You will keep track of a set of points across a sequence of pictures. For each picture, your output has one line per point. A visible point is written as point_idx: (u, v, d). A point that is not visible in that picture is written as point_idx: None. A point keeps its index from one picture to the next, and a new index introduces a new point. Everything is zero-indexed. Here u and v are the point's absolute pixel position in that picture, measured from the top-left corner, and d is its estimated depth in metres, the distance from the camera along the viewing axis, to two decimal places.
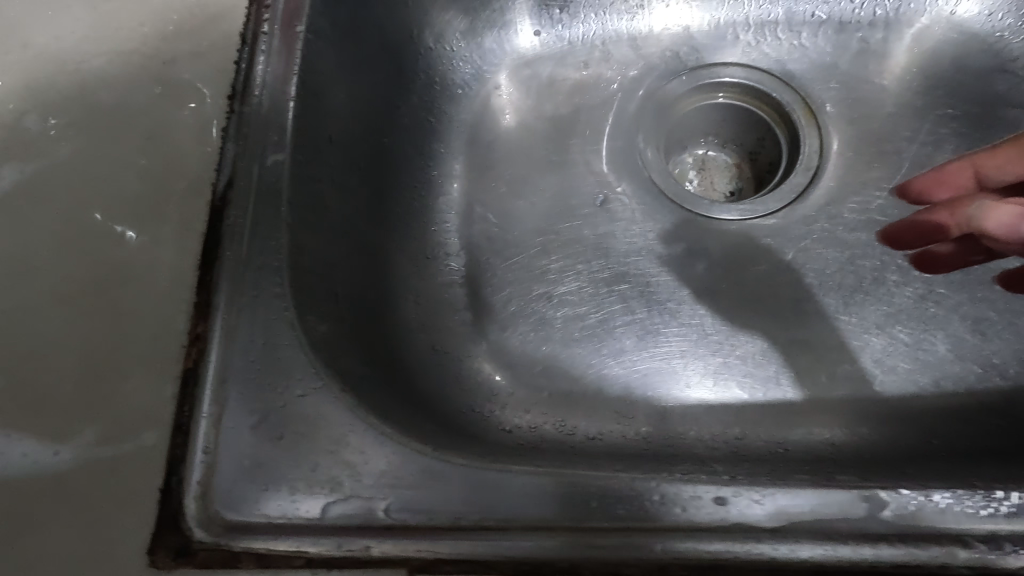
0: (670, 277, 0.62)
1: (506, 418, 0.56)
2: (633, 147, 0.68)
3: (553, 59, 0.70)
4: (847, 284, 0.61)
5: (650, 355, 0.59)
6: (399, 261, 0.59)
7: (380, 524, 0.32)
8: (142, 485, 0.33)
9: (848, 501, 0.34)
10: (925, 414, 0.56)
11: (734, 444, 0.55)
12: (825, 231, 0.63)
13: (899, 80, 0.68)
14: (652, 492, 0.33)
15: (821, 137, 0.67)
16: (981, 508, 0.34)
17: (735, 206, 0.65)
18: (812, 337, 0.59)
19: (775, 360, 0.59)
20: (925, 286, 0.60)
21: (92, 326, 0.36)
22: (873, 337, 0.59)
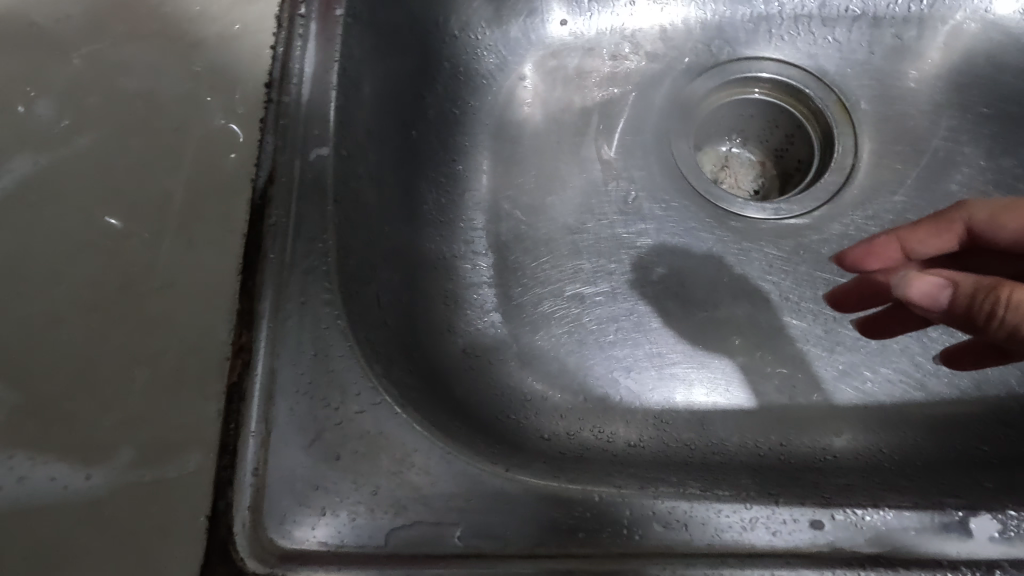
0: (704, 278, 0.60)
1: (543, 425, 0.54)
2: (664, 140, 0.66)
3: (580, 50, 0.68)
4: None
5: (688, 359, 0.57)
6: (427, 260, 0.56)
7: (451, 552, 0.31)
8: (188, 512, 0.30)
9: (950, 523, 0.32)
10: (975, 420, 0.54)
11: (778, 451, 0.54)
12: (860, 231, 0.62)
13: (934, 78, 0.66)
14: (740, 517, 0.32)
15: (855, 136, 0.66)
16: None
17: (768, 207, 0.64)
18: (849, 341, 0.58)
19: (811, 363, 0.57)
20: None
21: (120, 336, 0.34)
22: (911, 340, 0.58)
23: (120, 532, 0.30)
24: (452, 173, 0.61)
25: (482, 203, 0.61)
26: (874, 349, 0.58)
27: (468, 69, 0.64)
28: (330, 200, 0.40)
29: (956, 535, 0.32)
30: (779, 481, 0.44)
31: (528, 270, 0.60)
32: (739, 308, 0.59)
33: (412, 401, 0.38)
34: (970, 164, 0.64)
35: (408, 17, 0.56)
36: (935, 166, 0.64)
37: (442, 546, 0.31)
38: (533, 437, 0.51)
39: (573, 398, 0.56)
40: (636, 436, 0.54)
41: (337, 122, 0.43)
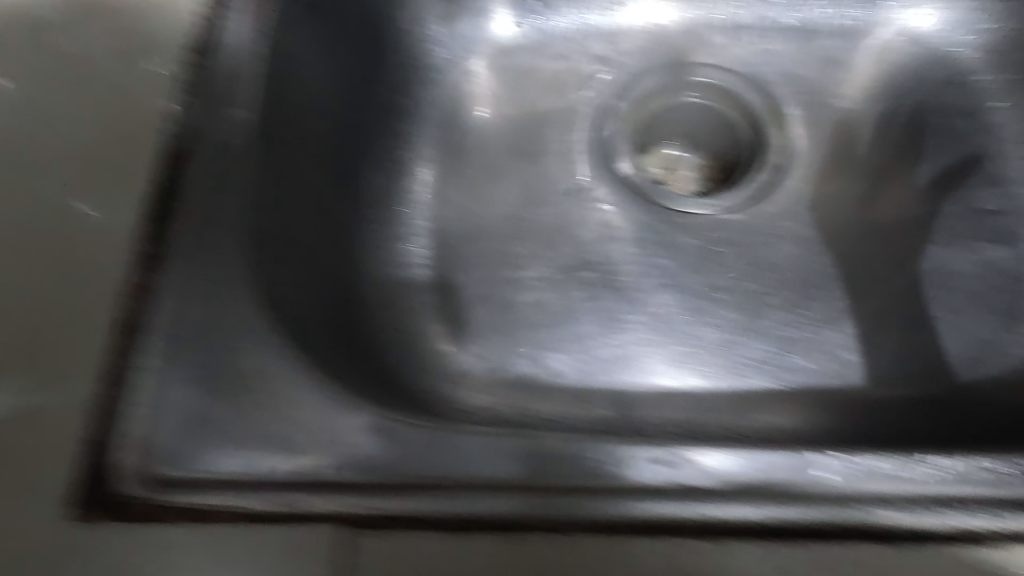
0: (637, 268, 0.63)
1: (468, 398, 0.56)
2: (596, 137, 0.68)
3: (529, 49, 0.71)
4: (804, 281, 0.63)
5: (602, 345, 0.59)
6: (360, 241, 0.59)
7: (298, 511, 0.34)
8: (66, 435, 0.34)
9: (781, 462, 0.38)
10: (888, 407, 0.57)
11: (691, 430, 0.56)
12: (780, 228, 0.65)
13: (865, 89, 0.70)
14: (593, 454, 0.37)
15: (788, 139, 0.69)
16: (906, 470, 0.38)
17: (694, 202, 0.66)
18: (768, 331, 0.61)
19: (729, 351, 0.60)
20: (886, 287, 0.61)
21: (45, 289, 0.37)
22: (829, 332, 0.60)
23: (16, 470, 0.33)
24: (392, 161, 0.63)
25: (422, 191, 0.64)
26: (789, 342, 0.60)
27: (410, 61, 0.66)
28: (251, 163, 0.43)
29: (794, 475, 0.37)
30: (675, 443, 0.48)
31: (460, 256, 0.62)
32: (664, 298, 0.62)
33: (305, 349, 0.40)
34: (890, 168, 0.66)
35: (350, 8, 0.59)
36: (858, 169, 0.67)
37: (281, 470, 0.35)
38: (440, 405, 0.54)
39: (493, 378, 0.58)
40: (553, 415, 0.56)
41: (261, 93, 0.46)
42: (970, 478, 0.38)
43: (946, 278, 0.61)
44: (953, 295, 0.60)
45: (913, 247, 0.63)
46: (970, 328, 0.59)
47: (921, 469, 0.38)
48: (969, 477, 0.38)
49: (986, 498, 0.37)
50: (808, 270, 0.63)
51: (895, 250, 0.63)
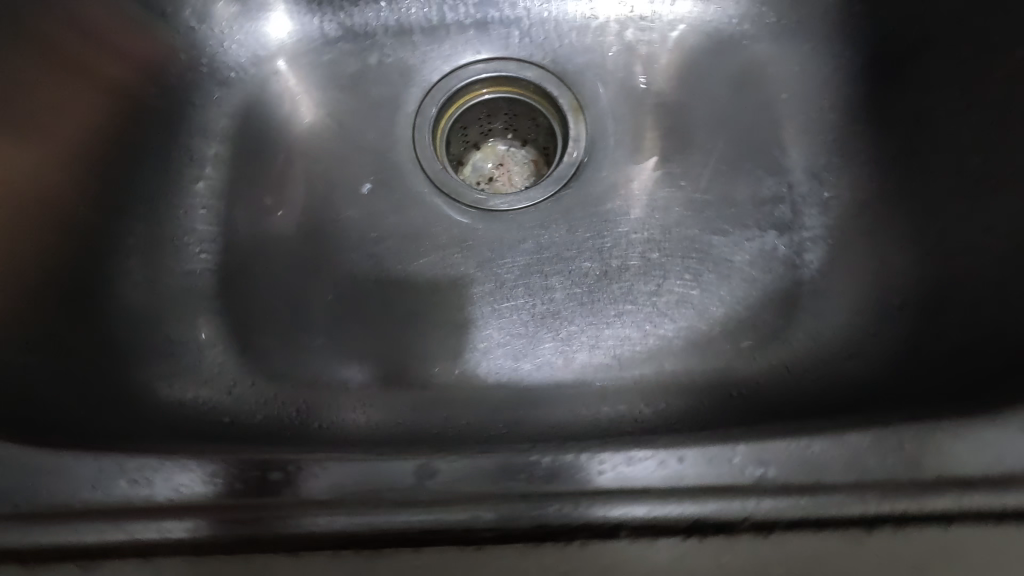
0: (541, 262, 0.55)
1: (337, 413, 0.49)
2: (410, 143, 0.58)
3: (327, 50, 0.60)
4: (672, 261, 0.54)
5: (393, 367, 0.51)
6: (129, 243, 0.52)
7: (54, 509, 0.33)
8: None
9: (724, 459, 0.33)
10: (775, 392, 0.48)
11: (638, 421, 0.48)
12: (647, 222, 0.56)
13: (682, 65, 0.59)
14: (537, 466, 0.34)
15: (634, 120, 0.58)
16: (815, 448, 0.32)
17: (518, 205, 0.57)
18: (632, 323, 0.53)
19: (640, 337, 0.52)
20: (784, 266, 0.53)
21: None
22: (709, 309, 0.53)
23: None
24: (180, 166, 0.55)
25: (209, 189, 0.55)
26: (637, 331, 0.52)
27: (230, 88, 0.58)
28: None
29: (586, 474, 0.34)
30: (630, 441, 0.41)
31: (263, 260, 0.54)
32: (542, 284, 0.54)
33: (18, 391, 0.40)
34: (835, 130, 0.55)
35: (178, 51, 0.57)
36: (714, 153, 0.56)
37: (27, 501, 0.33)
38: (261, 445, 0.44)
39: (368, 385, 0.51)
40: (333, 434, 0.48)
41: None
42: (770, 459, 0.32)
43: (861, 256, 0.51)
44: (857, 256, 0.51)
45: (807, 226, 0.53)
46: (882, 301, 0.49)
47: (826, 448, 0.32)
48: (776, 455, 0.32)
49: (786, 483, 0.31)
50: (719, 254, 0.54)
51: (767, 225, 0.54)
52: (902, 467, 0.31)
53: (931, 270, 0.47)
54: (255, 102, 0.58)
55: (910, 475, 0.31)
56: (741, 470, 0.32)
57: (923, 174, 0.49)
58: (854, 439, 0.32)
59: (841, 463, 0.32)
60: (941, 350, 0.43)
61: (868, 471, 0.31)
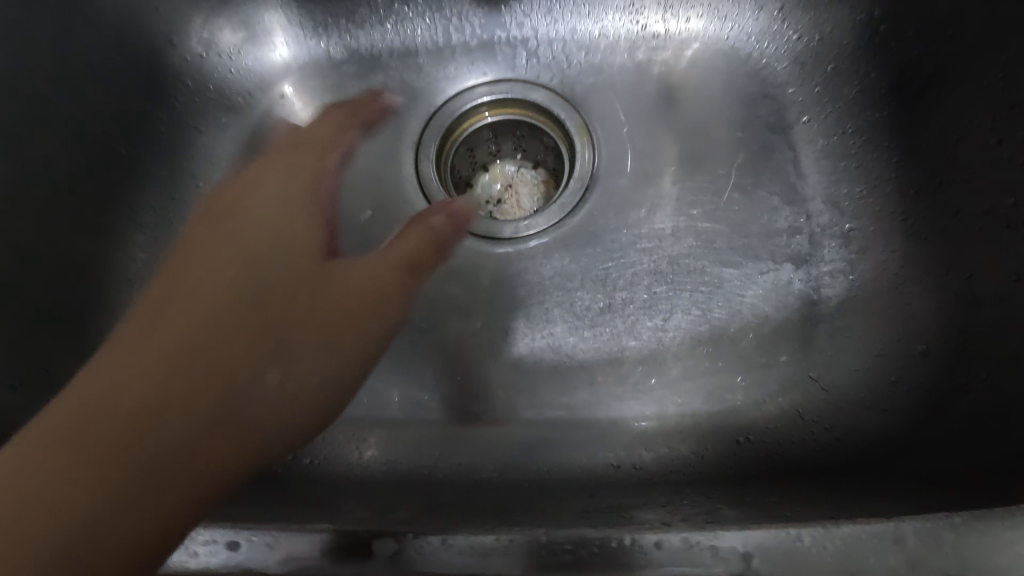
0: (576, 297, 0.53)
1: (355, 454, 0.49)
2: (415, 166, 0.57)
3: (327, 75, 0.59)
4: (681, 298, 0.52)
5: (393, 401, 0.50)
6: (131, 271, 0.53)
7: None
8: None
9: (806, 545, 0.28)
10: (785, 443, 0.46)
11: (651, 471, 0.46)
12: (654, 252, 0.53)
13: (696, 88, 0.56)
14: (593, 542, 0.30)
15: (641, 144, 0.56)
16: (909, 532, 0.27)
17: (529, 232, 0.55)
18: (638, 362, 0.50)
19: (651, 379, 0.50)
20: (800, 304, 0.50)
21: (206, 421, 0.33)
22: (720, 351, 0.50)
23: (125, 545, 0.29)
24: (186, 192, 0.56)
25: None
26: (639, 368, 0.50)
27: (239, 116, 0.59)
28: None
29: (642, 557, 0.29)
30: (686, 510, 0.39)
31: None
32: (543, 316, 0.53)
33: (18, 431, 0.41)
34: (857, 158, 0.52)
35: (185, 76, 0.57)
36: (727, 181, 0.54)
37: None
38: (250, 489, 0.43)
39: (396, 427, 0.50)
40: (326, 472, 0.47)
41: None
42: (755, 550, 0.28)
43: (884, 296, 0.48)
44: (878, 296, 0.48)
45: (825, 261, 0.50)
46: (904, 347, 0.46)
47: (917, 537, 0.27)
48: (763, 547, 0.28)
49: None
50: (731, 288, 0.51)
51: (783, 258, 0.51)
52: (903, 561, 0.27)
53: (958, 320, 0.44)
54: (260, 127, 0.58)
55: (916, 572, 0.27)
56: (722, 557, 0.28)
57: (949, 211, 0.45)
58: (850, 529, 0.28)
59: (837, 556, 0.27)
60: (962, 413, 0.41)
61: (867, 567, 0.27)
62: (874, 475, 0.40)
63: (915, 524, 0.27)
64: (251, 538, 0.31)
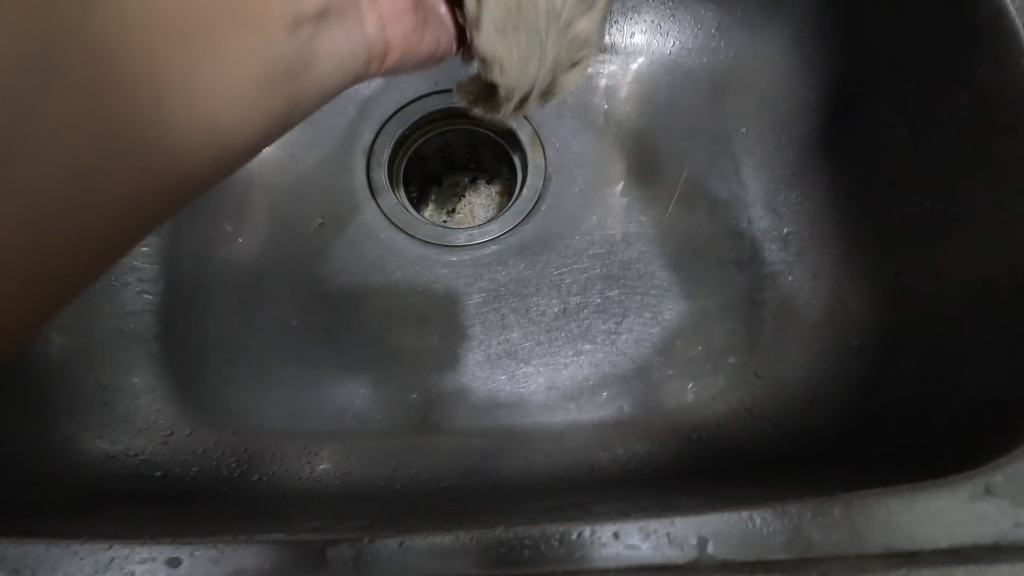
0: (530, 301, 0.53)
1: (305, 466, 0.47)
2: (365, 177, 0.57)
3: None
4: (632, 301, 0.53)
5: (351, 412, 0.50)
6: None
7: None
8: None
9: (760, 531, 0.28)
10: (734, 439, 0.47)
11: (607, 468, 0.46)
12: (607, 257, 0.54)
13: (643, 98, 0.58)
14: (547, 536, 0.29)
15: (591, 153, 0.57)
16: (850, 513, 0.28)
17: (484, 239, 0.55)
18: (591, 365, 0.51)
19: (605, 378, 0.51)
20: (745, 304, 0.52)
21: (142, 105, 0.32)
22: (671, 351, 0.51)
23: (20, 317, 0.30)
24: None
25: None
26: (595, 370, 0.51)
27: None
28: None
29: (600, 552, 0.29)
30: (640, 500, 0.39)
31: (203, 304, 0.52)
32: (499, 322, 0.53)
33: None
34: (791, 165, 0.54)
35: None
36: (671, 188, 0.56)
37: None
38: (174, 509, 0.41)
39: (349, 437, 0.49)
40: (277, 487, 0.46)
41: None
42: (711, 536, 0.28)
43: (822, 294, 0.50)
44: (818, 294, 0.50)
45: (768, 263, 0.52)
46: (842, 341, 0.48)
47: (856, 517, 0.28)
48: (717, 531, 0.28)
49: (725, 560, 0.28)
50: (679, 292, 0.53)
51: (728, 260, 0.53)
52: (840, 536, 0.28)
53: (891, 313, 0.46)
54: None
55: (853, 546, 0.28)
56: (680, 545, 0.29)
57: (880, 212, 0.48)
58: (800, 511, 0.28)
59: (785, 536, 0.28)
60: (898, 397, 0.43)
61: (812, 545, 0.28)
62: (821, 465, 0.41)
63: (857, 503, 0.28)
64: (195, 551, 0.29)
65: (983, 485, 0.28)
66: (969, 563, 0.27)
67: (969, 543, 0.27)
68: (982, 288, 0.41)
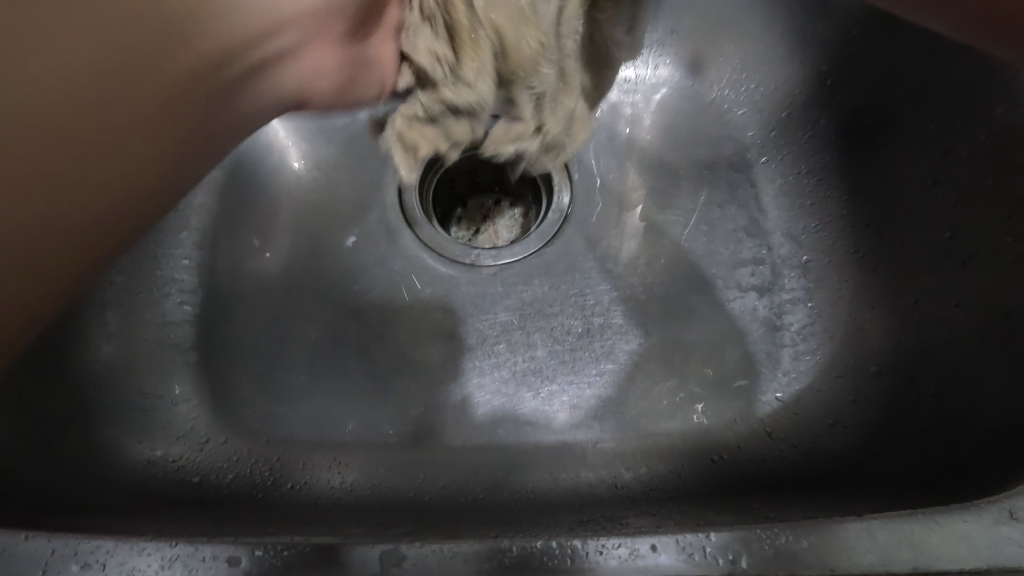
0: (555, 321, 0.55)
1: (334, 476, 0.48)
2: (396, 198, 0.59)
3: None
4: (653, 322, 0.54)
5: (379, 425, 0.51)
6: (104, 296, 0.51)
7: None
8: None
9: (791, 544, 0.29)
10: (754, 461, 0.48)
11: (629, 487, 0.47)
12: (629, 279, 0.56)
13: (665, 128, 0.60)
14: (582, 547, 0.31)
15: (615, 180, 0.59)
16: (879, 531, 0.29)
17: (510, 260, 0.57)
18: (613, 385, 0.52)
19: (627, 398, 0.52)
20: (764, 328, 0.53)
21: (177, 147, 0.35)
22: (692, 372, 0.52)
23: (38, 298, 0.32)
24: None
25: (192, 239, 0.55)
26: (617, 390, 0.52)
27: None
28: None
29: (633, 562, 0.30)
30: (665, 516, 0.40)
31: (238, 315, 0.54)
32: (524, 340, 0.54)
33: None
34: (808, 194, 0.56)
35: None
36: (693, 214, 0.57)
37: None
38: (211, 512, 0.42)
39: (378, 449, 0.50)
40: (307, 496, 0.47)
41: None
42: (743, 549, 0.30)
43: (840, 321, 0.51)
44: (837, 320, 0.52)
45: (786, 288, 0.54)
46: (860, 367, 0.49)
47: (885, 535, 0.29)
48: (749, 546, 0.30)
49: (757, 575, 0.29)
50: (699, 315, 0.54)
51: (747, 285, 0.55)
52: (870, 556, 0.29)
53: (910, 341, 0.47)
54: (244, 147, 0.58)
55: (882, 565, 0.29)
56: (714, 559, 0.30)
57: (896, 241, 0.49)
58: (829, 529, 0.30)
59: (815, 551, 0.29)
60: (917, 423, 0.44)
61: (843, 562, 0.29)
62: (842, 487, 0.42)
63: (884, 523, 0.29)
64: (254, 552, 0.30)
65: (1007, 509, 0.29)
66: None
67: (996, 565, 0.28)
68: (1002, 321, 0.42)
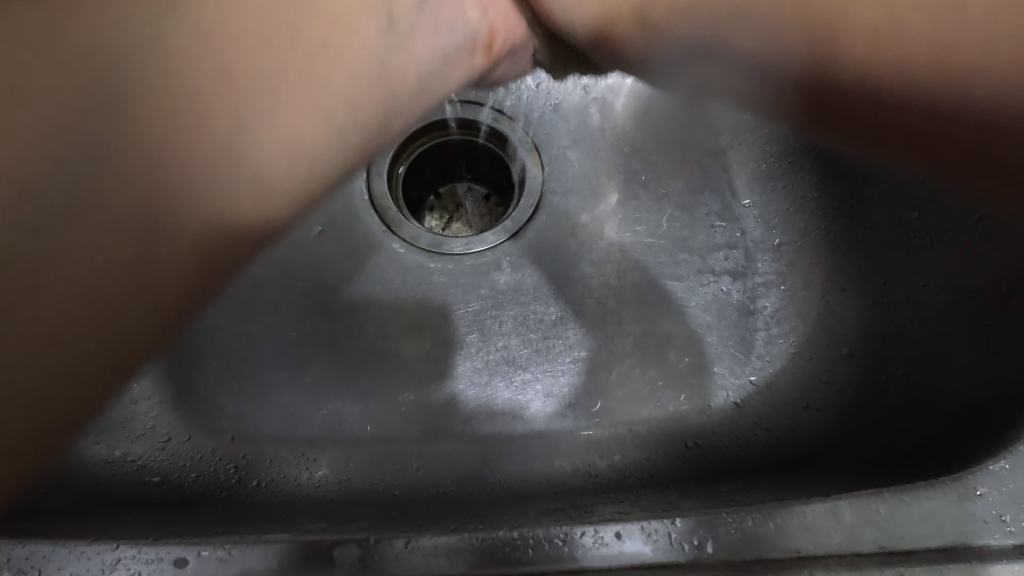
0: (529, 309, 0.54)
1: (304, 473, 0.47)
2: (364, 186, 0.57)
3: None
4: (627, 306, 0.54)
5: (348, 420, 0.50)
6: None
7: None
8: None
9: (756, 527, 0.29)
10: (728, 446, 0.48)
11: (602, 473, 0.47)
12: (605, 267, 0.55)
13: (638, 112, 0.59)
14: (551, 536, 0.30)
15: (586, 165, 0.58)
16: (845, 510, 0.29)
17: (481, 247, 0.56)
18: (587, 373, 0.52)
19: (600, 386, 0.51)
20: (737, 312, 0.53)
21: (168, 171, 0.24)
22: (667, 358, 0.52)
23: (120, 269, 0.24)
24: None
25: None
26: (592, 379, 0.51)
27: None
28: None
29: (600, 548, 0.30)
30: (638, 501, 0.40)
31: None
32: (497, 329, 0.53)
33: None
34: (781, 178, 0.55)
35: None
36: (666, 200, 0.57)
37: None
38: (177, 512, 0.41)
39: (347, 444, 0.49)
40: (276, 493, 0.46)
41: None
42: (709, 534, 0.29)
43: (812, 304, 0.51)
44: (809, 304, 0.51)
45: (758, 273, 0.54)
46: (832, 349, 0.49)
47: (850, 515, 0.29)
48: (715, 530, 0.29)
49: (724, 559, 0.29)
50: (673, 300, 0.54)
51: (720, 270, 0.54)
52: (837, 538, 0.29)
53: (881, 324, 0.47)
54: None
55: (852, 547, 0.29)
56: (680, 546, 0.29)
57: (867, 223, 0.49)
58: (795, 511, 0.29)
59: (780, 533, 0.29)
60: (887, 403, 0.44)
61: (810, 544, 0.29)
62: (813, 468, 0.42)
63: (849, 500, 0.29)
64: (202, 552, 0.29)
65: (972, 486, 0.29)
66: (963, 561, 0.28)
67: (957, 541, 0.28)
68: (968, 301, 0.42)
